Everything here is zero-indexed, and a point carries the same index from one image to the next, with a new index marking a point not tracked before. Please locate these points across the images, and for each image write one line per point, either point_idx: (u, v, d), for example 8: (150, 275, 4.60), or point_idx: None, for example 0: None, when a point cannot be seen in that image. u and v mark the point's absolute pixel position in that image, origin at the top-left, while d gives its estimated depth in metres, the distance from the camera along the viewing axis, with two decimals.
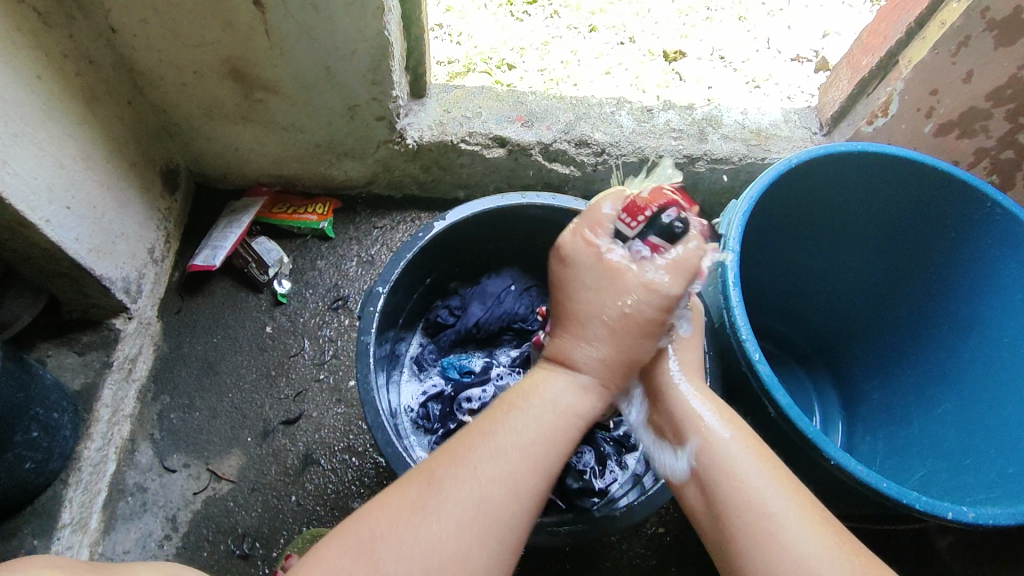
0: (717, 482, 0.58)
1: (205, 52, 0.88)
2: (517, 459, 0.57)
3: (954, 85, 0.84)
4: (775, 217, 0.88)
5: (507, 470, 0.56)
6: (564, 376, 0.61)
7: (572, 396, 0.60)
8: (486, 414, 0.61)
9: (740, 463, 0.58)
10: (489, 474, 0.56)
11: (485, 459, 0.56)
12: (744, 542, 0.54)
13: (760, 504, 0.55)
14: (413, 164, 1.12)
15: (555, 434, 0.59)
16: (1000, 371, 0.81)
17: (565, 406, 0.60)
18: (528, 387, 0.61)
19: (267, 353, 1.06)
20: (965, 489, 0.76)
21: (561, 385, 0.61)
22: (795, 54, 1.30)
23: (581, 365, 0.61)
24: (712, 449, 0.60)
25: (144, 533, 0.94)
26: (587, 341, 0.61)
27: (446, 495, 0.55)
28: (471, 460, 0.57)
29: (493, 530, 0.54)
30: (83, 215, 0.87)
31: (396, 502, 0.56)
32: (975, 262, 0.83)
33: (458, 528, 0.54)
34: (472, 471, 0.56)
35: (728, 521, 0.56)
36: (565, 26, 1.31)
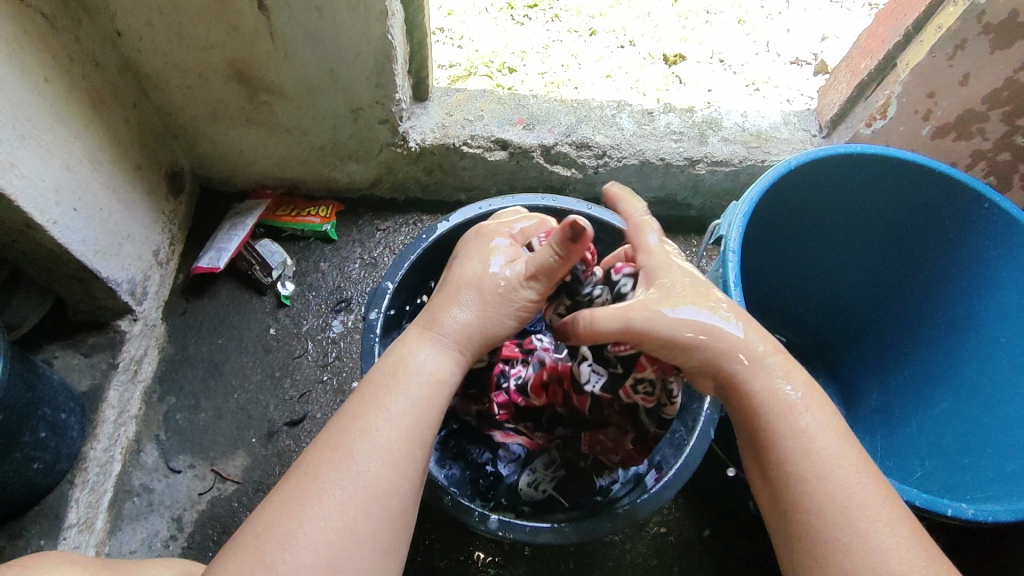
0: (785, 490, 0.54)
1: (211, 55, 0.89)
2: (389, 442, 0.55)
3: (951, 88, 0.85)
4: (774, 218, 0.89)
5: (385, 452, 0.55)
6: (427, 338, 0.62)
7: (440, 364, 0.60)
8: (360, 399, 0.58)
9: (821, 459, 0.54)
10: (365, 458, 0.54)
11: (360, 442, 0.55)
12: (834, 547, 0.51)
13: (845, 510, 0.51)
14: (416, 167, 1.13)
15: (422, 417, 0.58)
16: (998, 370, 0.82)
17: (430, 378, 0.60)
18: (394, 364, 0.60)
19: (271, 354, 1.07)
20: (964, 487, 0.76)
21: (428, 352, 0.61)
22: (794, 57, 1.32)
23: (446, 329, 0.62)
24: (780, 450, 0.55)
25: (150, 533, 0.94)
26: (457, 304, 0.63)
27: (326, 482, 0.53)
28: (337, 457, 0.54)
29: (370, 512, 0.53)
30: (89, 217, 0.87)
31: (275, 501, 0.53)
32: (972, 262, 0.84)
33: (337, 511, 0.52)
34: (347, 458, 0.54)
35: (811, 525, 0.52)
36: (566, 30, 1.32)
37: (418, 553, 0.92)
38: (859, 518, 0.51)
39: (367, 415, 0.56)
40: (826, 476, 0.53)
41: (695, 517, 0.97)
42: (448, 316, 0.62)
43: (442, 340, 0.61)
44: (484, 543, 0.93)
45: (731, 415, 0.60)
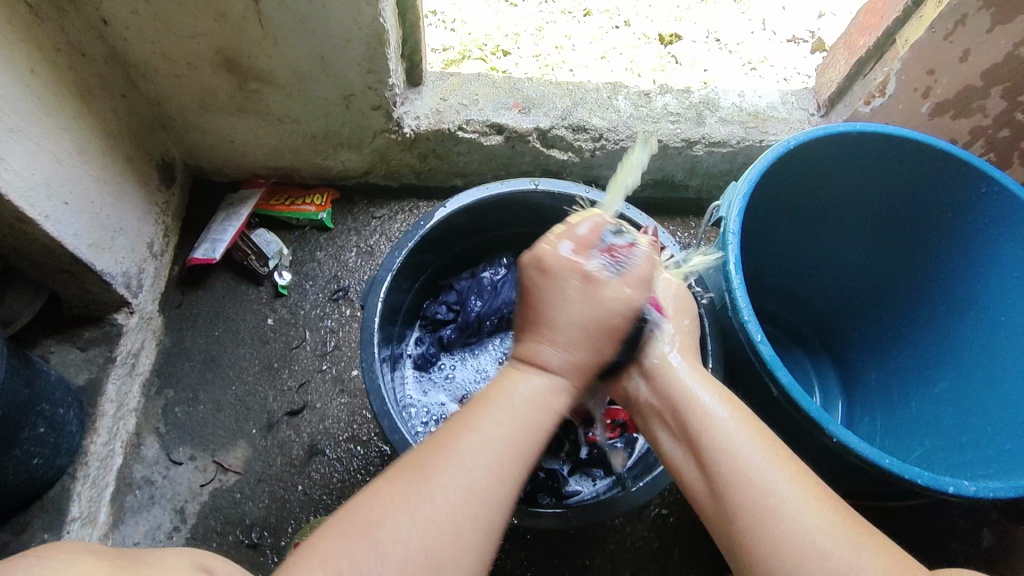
0: (719, 459, 0.57)
1: (198, 43, 0.87)
2: (514, 429, 0.56)
3: (951, 64, 0.84)
4: (774, 196, 0.88)
5: (524, 423, 0.57)
6: (525, 373, 0.60)
7: (546, 393, 0.59)
8: (465, 408, 0.59)
9: (738, 440, 0.58)
10: (472, 459, 0.54)
11: (463, 441, 0.55)
12: (742, 517, 0.55)
13: (761, 484, 0.55)
14: (410, 154, 1.11)
15: (532, 426, 0.57)
16: (997, 346, 0.82)
17: (536, 401, 0.59)
18: (498, 385, 0.60)
19: (269, 345, 1.07)
20: (964, 466, 0.77)
21: (533, 381, 0.60)
22: (790, 36, 1.29)
23: (546, 362, 0.60)
24: (708, 427, 0.59)
25: (153, 526, 0.95)
26: (562, 345, 0.60)
27: (432, 481, 0.53)
28: (452, 442, 0.55)
29: (485, 513, 0.53)
30: (81, 210, 0.87)
31: (397, 484, 0.54)
32: (974, 241, 0.84)
33: (444, 509, 0.52)
34: (455, 457, 0.54)
35: (724, 500, 0.56)
36: (559, 11, 1.30)
37: None
38: (758, 478, 0.55)
39: (478, 422, 0.57)
40: (738, 450, 0.57)
41: None
42: (544, 353, 0.60)
43: (540, 371, 0.60)
44: None
45: (660, 418, 0.65)
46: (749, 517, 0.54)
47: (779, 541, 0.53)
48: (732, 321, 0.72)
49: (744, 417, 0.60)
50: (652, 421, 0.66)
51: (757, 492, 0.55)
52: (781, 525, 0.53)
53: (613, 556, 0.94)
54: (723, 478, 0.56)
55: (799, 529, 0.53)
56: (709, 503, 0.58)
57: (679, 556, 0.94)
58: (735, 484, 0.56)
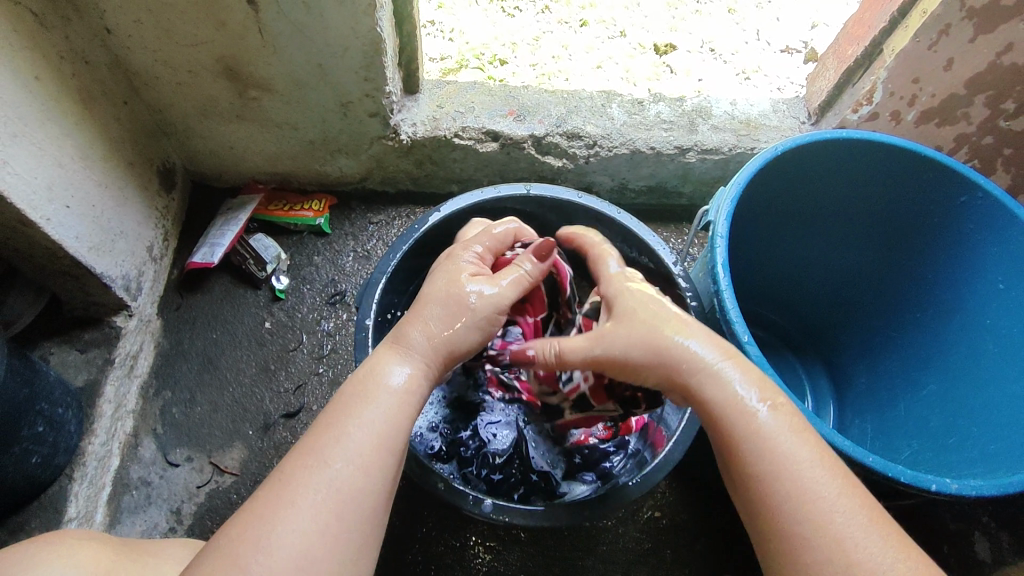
0: (763, 473, 0.58)
1: (198, 51, 0.89)
2: (381, 431, 0.59)
3: (936, 73, 0.86)
4: (763, 202, 0.89)
5: (390, 421, 0.60)
6: (398, 355, 0.64)
7: (410, 379, 0.63)
8: (336, 407, 0.61)
9: (782, 456, 0.58)
10: (342, 463, 0.56)
11: (336, 446, 0.57)
12: (794, 537, 0.56)
13: (812, 504, 0.56)
14: (407, 160, 1.13)
15: (397, 428, 0.60)
16: (982, 349, 0.83)
17: (404, 391, 0.62)
18: (370, 372, 0.63)
19: (266, 347, 1.08)
20: (950, 465, 0.79)
21: (403, 368, 0.63)
22: (783, 46, 1.31)
23: (413, 346, 0.64)
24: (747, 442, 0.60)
25: (149, 525, 0.95)
26: (425, 322, 0.65)
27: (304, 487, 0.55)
28: (325, 447, 0.57)
29: (356, 511, 0.56)
30: (82, 214, 0.88)
31: (292, 483, 0.55)
32: (959, 245, 0.85)
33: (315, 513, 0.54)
34: (327, 463, 0.56)
35: (770, 518, 0.57)
36: (555, 21, 1.32)
37: (414, 541, 0.94)
38: (803, 487, 0.57)
39: (341, 423, 0.59)
40: (779, 466, 0.58)
41: (688, 501, 0.98)
42: (413, 335, 0.65)
43: (411, 355, 0.64)
44: (480, 529, 0.95)
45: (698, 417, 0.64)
46: (799, 535, 0.55)
47: (820, 555, 0.54)
48: (721, 323, 0.73)
49: (788, 420, 0.61)
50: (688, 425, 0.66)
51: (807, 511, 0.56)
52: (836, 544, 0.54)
53: (605, 558, 0.94)
54: (766, 496, 0.58)
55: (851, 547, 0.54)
56: (747, 509, 0.60)
57: (671, 558, 0.95)
58: (786, 503, 0.57)
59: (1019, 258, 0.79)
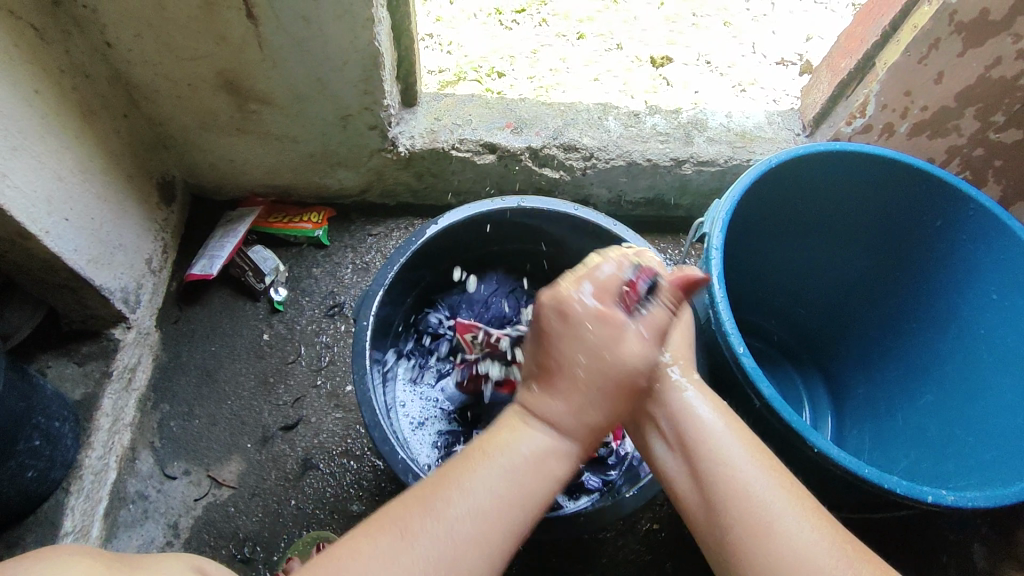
0: (710, 468, 0.59)
1: (198, 65, 0.90)
2: (516, 490, 0.58)
3: (927, 86, 0.87)
4: (759, 213, 0.90)
5: (519, 484, 0.58)
6: (528, 429, 0.62)
7: (552, 455, 0.61)
8: (472, 452, 0.61)
9: (731, 457, 0.59)
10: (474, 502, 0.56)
11: (475, 483, 0.58)
12: (742, 534, 0.55)
13: (754, 497, 0.56)
14: (405, 172, 1.14)
15: (531, 488, 0.59)
16: (978, 360, 0.84)
17: (542, 461, 0.60)
18: (505, 438, 0.61)
19: (265, 360, 1.08)
20: (948, 477, 0.78)
21: (536, 439, 0.61)
22: (779, 58, 1.32)
23: (546, 418, 0.62)
24: (704, 442, 0.61)
25: (146, 539, 0.95)
26: (567, 400, 0.62)
27: (432, 519, 0.55)
28: (453, 490, 0.57)
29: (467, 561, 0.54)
30: (81, 226, 0.88)
31: (386, 533, 0.55)
32: (954, 257, 0.86)
33: (431, 552, 0.54)
34: (461, 497, 0.56)
35: (723, 519, 0.57)
36: (553, 35, 1.33)
37: None
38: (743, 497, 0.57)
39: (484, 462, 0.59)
40: (730, 464, 0.59)
41: None
42: (544, 407, 0.62)
43: (545, 430, 0.62)
44: None
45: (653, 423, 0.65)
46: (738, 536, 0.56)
47: (771, 545, 0.54)
48: (716, 333, 0.74)
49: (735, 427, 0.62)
50: (646, 429, 0.66)
51: (754, 504, 0.56)
52: (778, 536, 0.54)
53: (603, 571, 0.94)
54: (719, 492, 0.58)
55: (791, 541, 0.54)
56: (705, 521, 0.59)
57: (670, 571, 0.94)
58: (727, 498, 0.57)
59: (1014, 268, 0.79)
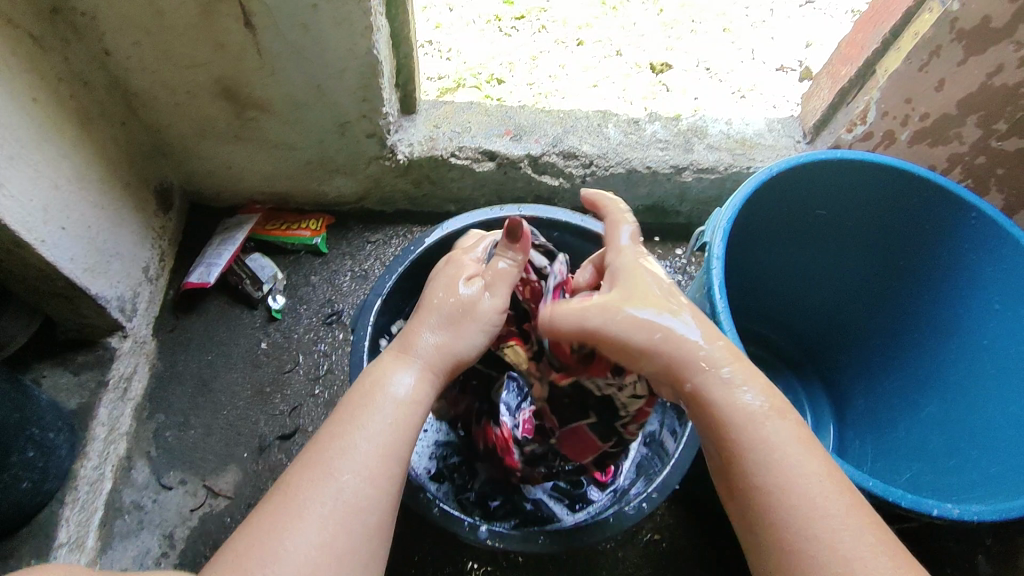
0: (766, 478, 0.56)
1: (196, 73, 0.89)
2: (379, 444, 0.59)
3: (928, 94, 0.87)
4: (760, 222, 0.89)
5: (390, 424, 0.60)
6: (405, 363, 0.64)
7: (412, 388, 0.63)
8: (350, 405, 0.62)
9: (784, 466, 0.55)
10: (348, 475, 0.57)
11: (339, 457, 0.58)
12: (803, 550, 0.53)
13: (816, 511, 0.53)
14: (404, 180, 1.13)
15: (398, 426, 0.61)
16: (983, 371, 0.83)
17: (402, 405, 0.62)
18: (373, 379, 0.63)
19: (262, 369, 1.07)
20: (952, 489, 0.78)
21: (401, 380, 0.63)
22: (778, 65, 1.32)
23: (416, 350, 0.65)
24: (758, 448, 0.57)
25: (141, 551, 0.94)
26: (434, 327, 0.66)
27: (305, 501, 0.55)
28: (328, 458, 0.58)
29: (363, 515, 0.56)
30: (77, 235, 0.88)
31: (278, 511, 0.55)
32: (957, 266, 0.86)
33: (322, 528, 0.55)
34: (336, 474, 0.57)
35: (778, 530, 0.54)
36: (552, 41, 1.33)
37: (410, 567, 0.92)
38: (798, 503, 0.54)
39: (349, 427, 0.60)
40: (793, 478, 0.55)
41: (688, 525, 0.97)
42: (420, 340, 0.65)
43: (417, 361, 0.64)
44: (477, 553, 0.93)
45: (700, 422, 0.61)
46: (797, 540, 0.53)
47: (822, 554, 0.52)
48: None
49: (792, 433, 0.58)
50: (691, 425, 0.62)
51: (828, 513, 0.53)
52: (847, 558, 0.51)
53: None
54: (774, 504, 0.55)
55: (853, 555, 0.51)
56: (750, 513, 0.57)
57: None
58: (795, 503, 0.54)
59: (1017, 278, 0.79)
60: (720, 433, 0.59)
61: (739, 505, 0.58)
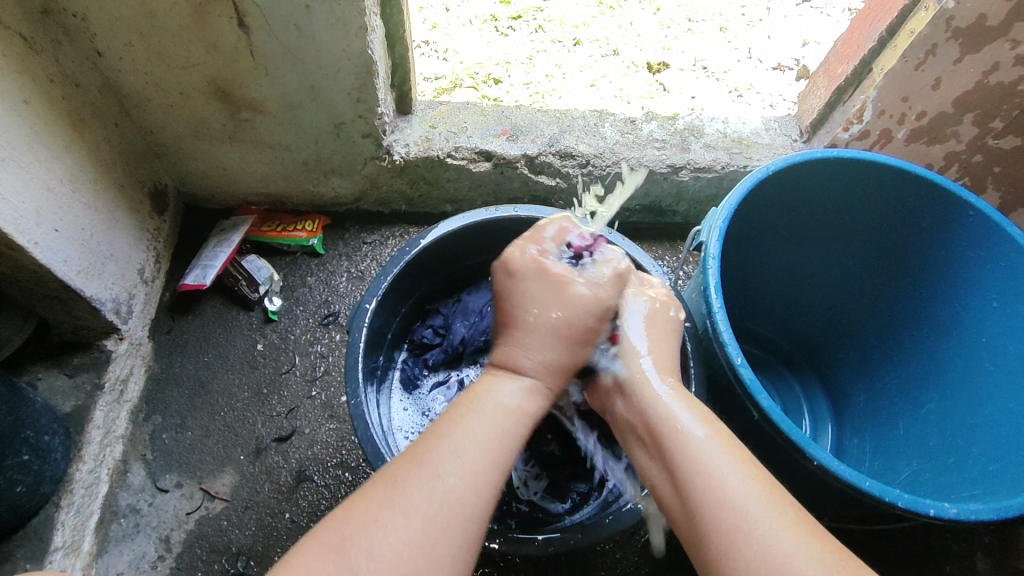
0: (687, 472, 0.59)
1: (191, 74, 0.89)
2: (488, 436, 0.60)
3: (923, 92, 0.86)
4: (756, 221, 0.89)
5: (497, 428, 0.61)
6: (512, 379, 0.65)
7: (523, 398, 0.64)
8: (450, 411, 0.62)
9: (708, 461, 0.58)
10: (447, 474, 0.56)
11: (442, 453, 0.58)
12: (721, 543, 0.54)
13: (728, 500, 0.55)
14: (400, 180, 1.13)
15: (504, 430, 0.61)
16: (980, 369, 0.83)
17: (511, 407, 0.63)
18: (482, 390, 0.64)
19: (258, 370, 1.07)
20: (950, 487, 0.77)
21: (511, 387, 0.64)
22: (775, 63, 1.32)
23: (524, 369, 0.66)
24: (683, 449, 0.60)
25: (137, 554, 0.94)
26: (529, 348, 0.66)
27: (409, 493, 0.55)
28: (431, 456, 0.57)
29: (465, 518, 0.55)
30: (71, 237, 0.87)
31: (363, 505, 0.55)
32: (953, 264, 0.85)
33: (421, 525, 0.53)
34: (435, 471, 0.56)
35: (699, 524, 0.56)
36: (549, 41, 1.32)
37: None
38: (732, 498, 0.56)
39: (452, 429, 0.60)
40: (713, 473, 0.57)
41: None
42: (519, 358, 0.66)
43: (524, 381, 0.65)
44: (474, 555, 0.93)
45: (637, 436, 0.67)
46: (719, 536, 0.55)
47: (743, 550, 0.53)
48: (713, 343, 0.73)
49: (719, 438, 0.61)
50: (630, 440, 0.68)
51: (745, 504, 0.55)
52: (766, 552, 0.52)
53: None
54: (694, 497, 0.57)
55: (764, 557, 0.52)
56: (682, 515, 0.59)
57: None
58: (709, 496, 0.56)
59: (1013, 276, 0.79)
60: (651, 441, 0.64)
61: (672, 508, 0.60)
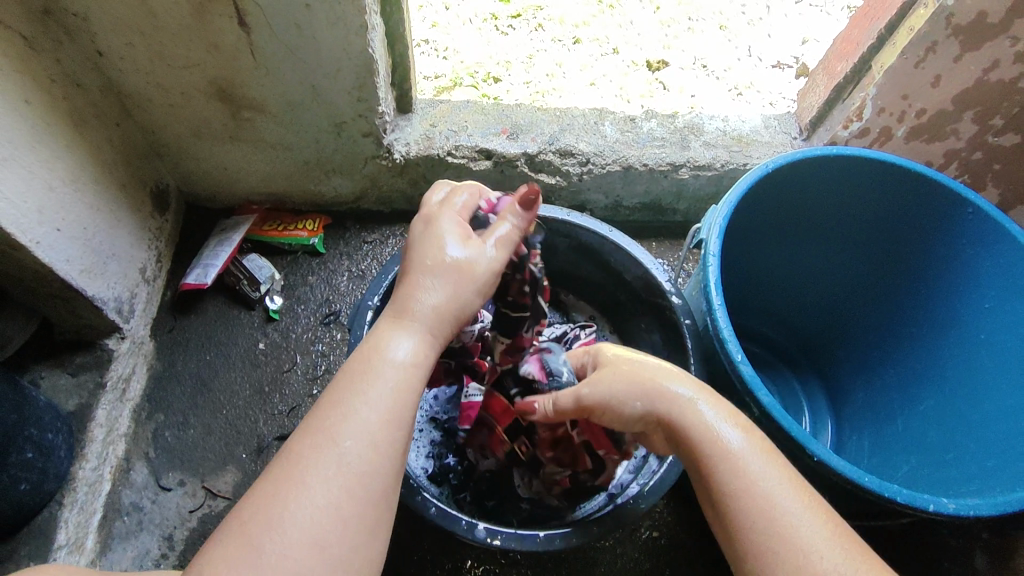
0: (720, 477, 0.57)
1: (192, 73, 0.89)
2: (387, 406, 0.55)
3: (923, 90, 0.87)
4: (756, 218, 0.89)
5: (391, 392, 0.56)
6: (402, 329, 0.59)
7: (419, 349, 0.59)
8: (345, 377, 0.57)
9: (739, 464, 0.57)
10: (347, 449, 0.53)
11: (340, 424, 0.54)
12: (766, 551, 0.54)
13: (768, 505, 0.55)
14: (401, 179, 1.13)
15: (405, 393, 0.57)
16: (979, 365, 0.83)
17: (407, 364, 0.58)
18: (371, 346, 0.58)
19: (260, 369, 1.07)
20: (950, 483, 0.78)
21: (403, 341, 0.59)
22: (775, 61, 1.32)
23: (416, 311, 0.60)
24: (712, 460, 0.58)
25: (140, 552, 0.94)
26: (431, 294, 0.60)
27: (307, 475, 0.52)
28: (328, 428, 0.54)
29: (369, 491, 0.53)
30: (73, 236, 0.88)
31: (263, 484, 0.52)
32: (953, 261, 0.86)
33: (323, 505, 0.51)
34: (333, 445, 0.53)
35: (735, 534, 0.56)
36: (549, 39, 1.33)
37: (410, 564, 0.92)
38: (772, 504, 0.55)
39: (346, 397, 0.55)
40: (744, 473, 0.57)
41: (687, 521, 0.97)
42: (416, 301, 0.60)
43: (416, 329, 0.60)
44: (476, 552, 0.93)
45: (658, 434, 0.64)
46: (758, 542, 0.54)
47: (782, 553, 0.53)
48: (713, 340, 0.73)
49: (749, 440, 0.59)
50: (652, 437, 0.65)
51: (782, 506, 0.55)
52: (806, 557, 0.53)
53: None
54: (731, 507, 0.56)
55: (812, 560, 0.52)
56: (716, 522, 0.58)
57: None
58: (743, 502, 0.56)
59: (1012, 273, 0.79)
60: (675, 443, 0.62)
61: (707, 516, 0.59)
